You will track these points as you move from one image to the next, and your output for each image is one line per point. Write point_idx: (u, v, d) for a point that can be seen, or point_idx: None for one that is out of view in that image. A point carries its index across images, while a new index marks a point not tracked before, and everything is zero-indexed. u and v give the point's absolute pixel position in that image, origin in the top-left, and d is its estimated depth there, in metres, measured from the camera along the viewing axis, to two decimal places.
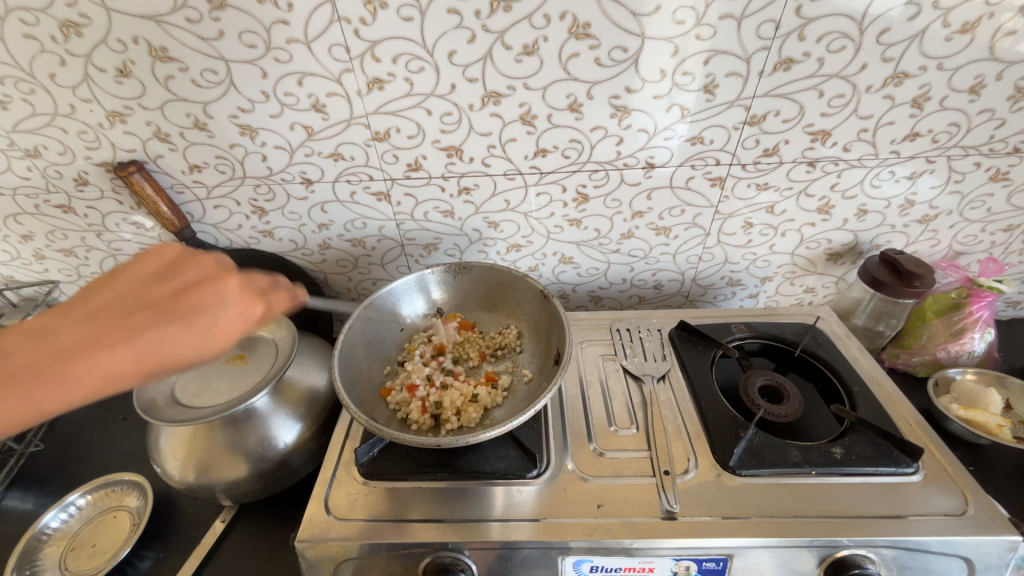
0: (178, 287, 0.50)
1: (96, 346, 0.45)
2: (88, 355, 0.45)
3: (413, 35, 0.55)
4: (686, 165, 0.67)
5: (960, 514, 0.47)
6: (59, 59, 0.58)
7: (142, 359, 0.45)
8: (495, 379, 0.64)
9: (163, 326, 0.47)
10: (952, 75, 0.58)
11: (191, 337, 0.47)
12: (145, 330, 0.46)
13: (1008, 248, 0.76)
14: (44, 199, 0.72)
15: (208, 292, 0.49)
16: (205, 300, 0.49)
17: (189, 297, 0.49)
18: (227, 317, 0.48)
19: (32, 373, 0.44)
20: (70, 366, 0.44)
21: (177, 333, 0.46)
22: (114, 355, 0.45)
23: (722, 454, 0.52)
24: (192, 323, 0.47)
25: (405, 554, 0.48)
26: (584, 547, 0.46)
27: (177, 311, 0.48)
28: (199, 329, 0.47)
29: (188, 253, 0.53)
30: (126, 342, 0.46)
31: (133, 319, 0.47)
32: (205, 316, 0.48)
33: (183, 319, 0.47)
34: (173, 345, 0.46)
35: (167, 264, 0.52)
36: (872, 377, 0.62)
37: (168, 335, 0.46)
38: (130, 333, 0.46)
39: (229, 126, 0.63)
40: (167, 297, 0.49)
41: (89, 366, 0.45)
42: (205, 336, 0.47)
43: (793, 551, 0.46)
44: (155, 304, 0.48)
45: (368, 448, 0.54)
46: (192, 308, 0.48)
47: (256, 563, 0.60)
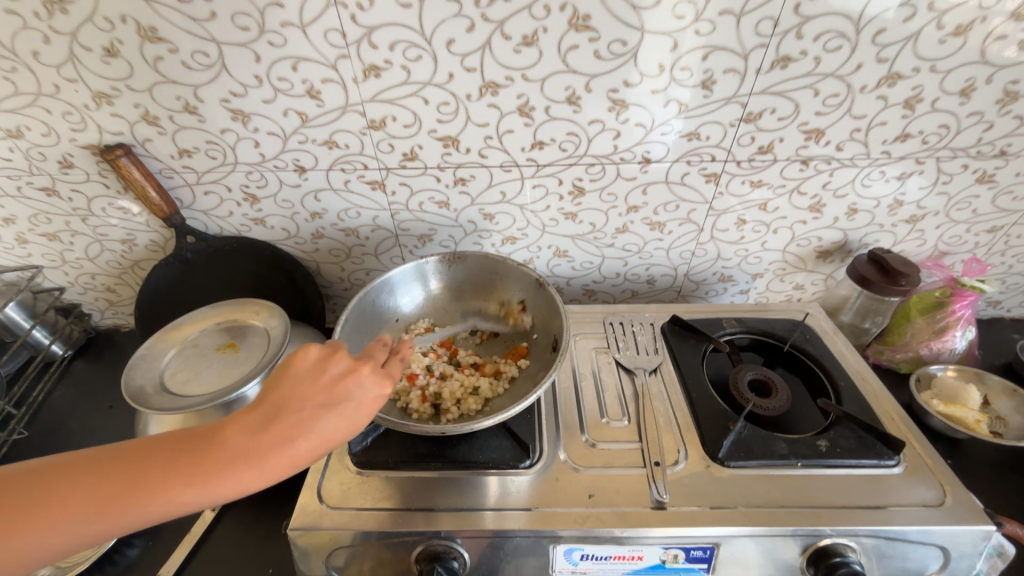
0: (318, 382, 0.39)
1: (248, 442, 0.36)
2: (247, 452, 0.36)
3: (411, 22, 0.54)
4: (682, 160, 0.67)
5: (938, 505, 0.49)
6: (42, 36, 0.56)
7: (309, 450, 0.37)
8: (497, 370, 0.64)
9: (313, 418, 0.37)
10: (944, 77, 0.58)
11: (344, 423, 0.39)
12: (294, 423, 0.37)
13: (991, 249, 0.78)
14: (27, 181, 0.70)
15: (348, 376, 0.40)
16: (346, 386, 0.39)
17: (330, 384, 0.39)
18: (372, 398, 0.40)
19: (190, 470, 0.35)
20: (228, 462, 0.35)
21: (327, 423, 0.38)
22: (273, 450, 0.36)
23: (711, 446, 0.53)
24: (341, 409, 0.39)
25: (398, 542, 0.48)
26: (574, 536, 0.47)
27: (320, 401, 0.38)
28: (349, 416, 0.39)
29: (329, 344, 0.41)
30: (275, 431, 0.36)
31: (275, 413, 0.37)
32: (348, 408, 0.39)
33: (335, 418, 0.38)
34: (329, 432, 0.38)
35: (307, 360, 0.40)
36: (857, 372, 0.64)
37: (317, 425, 0.37)
38: (284, 425, 0.37)
39: (221, 110, 0.62)
40: (303, 394, 0.38)
41: (251, 463, 0.36)
42: (359, 425, 0.40)
43: (778, 541, 0.47)
44: (294, 395, 0.38)
45: (362, 438, 0.54)
46: (339, 393, 0.39)
47: (246, 551, 0.60)
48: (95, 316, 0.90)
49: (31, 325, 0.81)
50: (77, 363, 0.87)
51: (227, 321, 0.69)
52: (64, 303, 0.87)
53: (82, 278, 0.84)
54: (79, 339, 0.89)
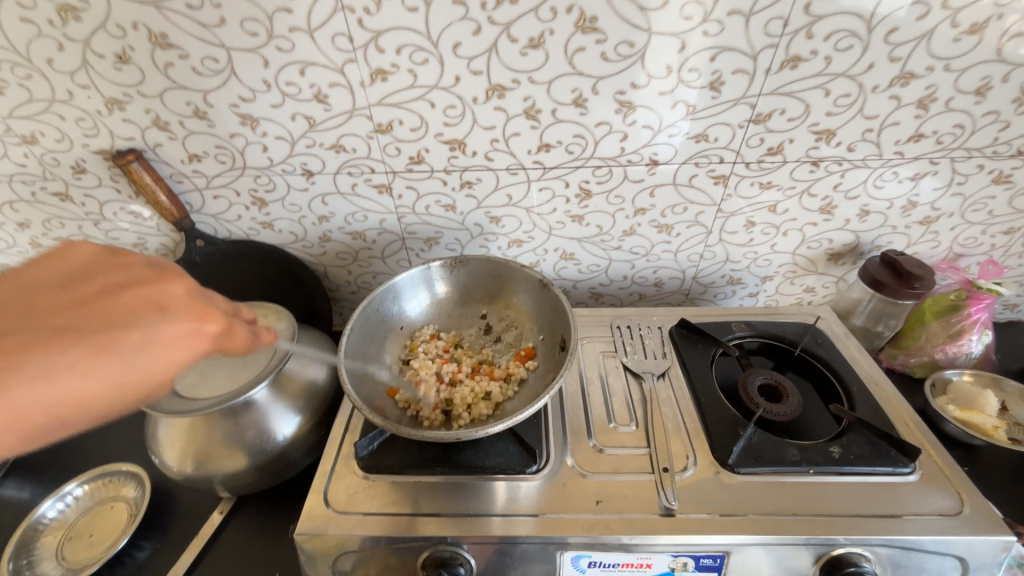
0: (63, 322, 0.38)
1: (30, 342, 0.37)
2: (39, 354, 0.36)
3: (417, 26, 0.55)
4: (690, 162, 0.66)
5: (956, 514, 0.47)
6: (56, 43, 0.57)
7: (98, 378, 0.37)
8: (506, 373, 0.63)
9: (118, 333, 0.38)
10: (958, 76, 0.57)
11: (154, 353, 0.39)
12: (110, 331, 0.38)
13: (1007, 251, 0.76)
14: (41, 186, 0.71)
15: (111, 291, 0.42)
16: (109, 301, 0.40)
17: (94, 322, 0.38)
18: (179, 330, 0.40)
19: None
20: (10, 361, 0.35)
21: (50, 367, 0.36)
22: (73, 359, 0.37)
23: (721, 452, 0.53)
24: (84, 353, 0.37)
25: (405, 548, 0.48)
26: (582, 543, 0.46)
27: (59, 339, 0.37)
28: (167, 346, 0.39)
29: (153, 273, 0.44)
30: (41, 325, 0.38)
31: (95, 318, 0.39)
32: (95, 353, 0.37)
33: (53, 359, 0.36)
34: (38, 384, 0.35)
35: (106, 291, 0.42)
36: (870, 377, 0.63)
37: (16, 368, 0.35)
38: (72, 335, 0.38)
39: (230, 115, 0.62)
40: (40, 331, 0.37)
41: (23, 370, 0.35)
42: (146, 371, 0.38)
43: (790, 549, 0.46)
44: (118, 303, 0.40)
45: (368, 442, 0.54)
46: (117, 309, 0.40)
47: (254, 554, 0.60)
48: None
49: None
50: None
51: None
52: None
53: None
54: None
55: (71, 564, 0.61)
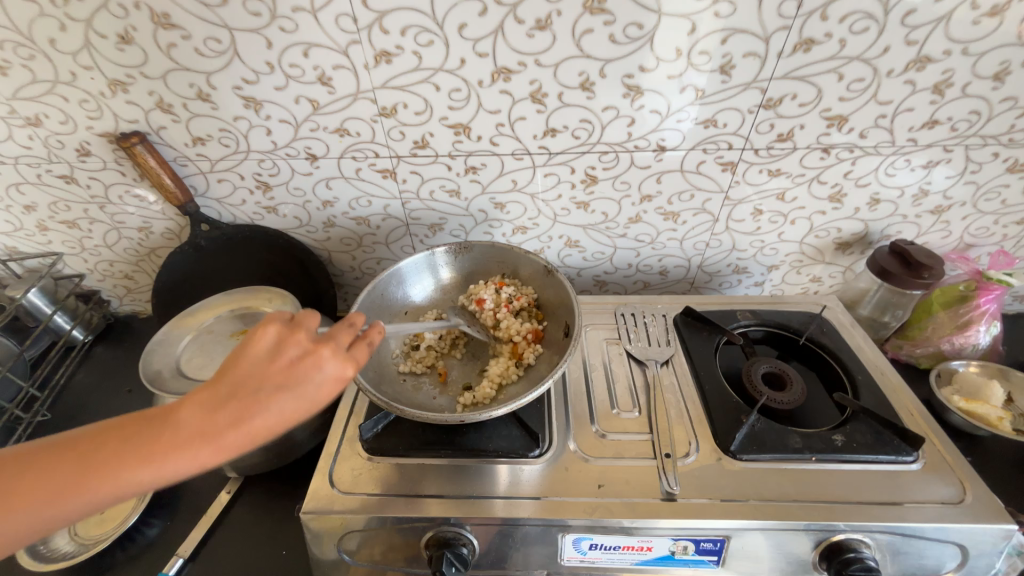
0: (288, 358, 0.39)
1: (193, 428, 0.36)
2: (197, 434, 0.35)
3: (422, 6, 0.54)
4: (698, 148, 0.65)
5: (958, 502, 0.48)
6: (58, 23, 0.56)
7: (252, 440, 0.37)
8: (515, 354, 0.63)
9: (260, 404, 0.37)
10: (976, 60, 0.56)
11: (306, 405, 0.39)
12: (240, 407, 0.37)
13: (1020, 241, 0.75)
14: (46, 168, 0.71)
15: (310, 356, 0.40)
16: (309, 365, 0.40)
17: (286, 369, 0.39)
18: (333, 378, 0.40)
19: (211, 418, 0.36)
20: (178, 443, 0.35)
21: (282, 404, 0.38)
22: (226, 436, 0.36)
23: (723, 439, 0.53)
24: (300, 390, 0.38)
25: (408, 528, 0.49)
26: (583, 525, 0.47)
27: (276, 384, 0.38)
28: (308, 396, 0.39)
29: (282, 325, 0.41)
30: (208, 459, 0.35)
31: (225, 400, 0.37)
32: (292, 394, 0.38)
33: (270, 405, 0.37)
34: (279, 415, 0.37)
35: (271, 347, 0.40)
36: (875, 366, 0.62)
37: (269, 408, 0.37)
38: (232, 417, 0.36)
39: (233, 98, 0.62)
40: (263, 369, 0.39)
41: (191, 450, 0.35)
42: (317, 407, 0.39)
43: (790, 535, 0.47)
44: (254, 374, 0.38)
45: (373, 425, 0.54)
46: (295, 376, 0.39)
47: (261, 533, 0.61)
48: (114, 302, 0.92)
49: (53, 310, 0.84)
50: (97, 348, 0.90)
51: (242, 307, 0.70)
52: (84, 290, 0.89)
53: (101, 265, 0.86)
54: (99, 325, 0.91)
55: (83, 540, 0.62)
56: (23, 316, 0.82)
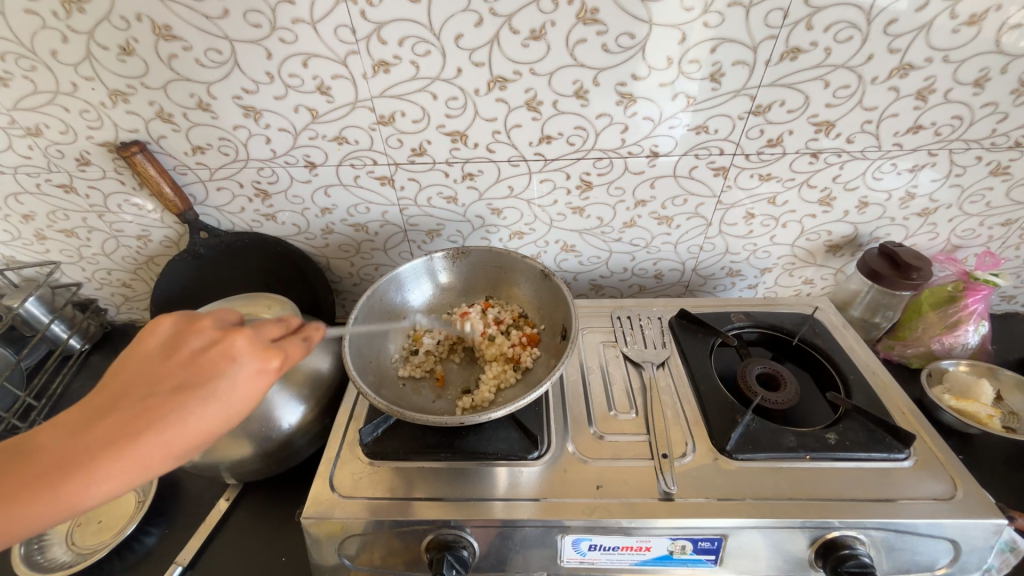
0: (191, 356, 0.40)
1: (99, 439, 0.36)
2: (105, 444, 0.36)
3: (420, 18, 0.55)
4: (690, 154, 0.67)
5: (949, 498, 0.48)
6: (60, 35, 0.57)
7: (165, 447, 0.37)
8: (512, 359, 0.63)
9: (166, 407, 0.37)
10: (957, 67, 0.58)
11: (218, 405, 0.38)
12: (146, 412, 0.37)
13: (1005, 242, 0.77)
14: (45, 178, 0.71)
15: (215, 350, 0.40)
16: (213, 360, 0.40)
17: (193, 366, 0.39)
18: (250, 373, 0.40)
19: (115, 428, 0.37)
20: (87, 455, 0.36)
21: (192, 404, 0.38)
22: (133, 444, 0.36)
23: (719, 439, 0.54)
24: (209, 387, 0.38)
25: (409, 532, 0.49)
26: (582, 526, 0.47)
27: (181, 382, 0.39)
28: (217, 394, 0.38)
29: (187, 320, 0.43)
30: (118, 467, 0.36)
31: (130, 406, 0.38)
32: (205, 390, 0.38)
33: (183, 402, 0.38)
34: (193, 416, 0.38)
35: (174, 346, 0.41)
36: (867, 366, 0.63)
37: (180, 408, 0.37)
38: (139, 425, 0.37)
39: (233, 107, 0.63)
40: (168, 372, 0.39)
41: (98, 463, 0.36)
42: (235, 402, 0.39)
43: (786, 533, 0.47)
44: (158, 376, 0.39)
45: (373, 429, 0.55)
46: (202, 373, 0.39)
47: (260, 540, 0.61)
48: (111, 311, 0.92)
49: (49, 319, 0.83)
50: (94, 356, 0.90)
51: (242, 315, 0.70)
52: (81, 298, 0.89)
53: (99, 273, 0.86)
54: (96, 334, 0.91)
55: (81, 549, 0.62)
56: (20, 325, 0.82)
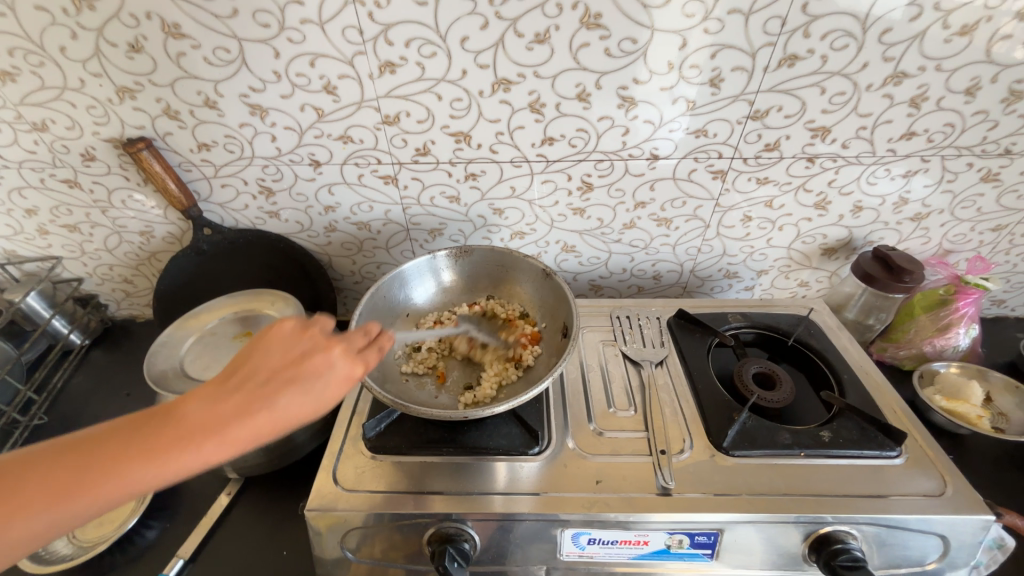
0: (298, 355, 0.43)
1: (210, 415, 0.38)
2: (213, 423, 0.37)
3: (426, 20, 0.56)
4: (689, 157, 0.68)
5: (939, 494, 0.50)
6: (69, 32, 0.57)
7: (264, 431, 0.39)
8: (514, 357, 0.64)
9: (274, 394, 0.40)
10: (949, 76, 0.59)
11: (317, 399, 0.41)
12: (254, 397, 0.39)
13: (995, 248, 0.78)
14: (50, 173, 0.72)
15: (320, 353, 0.43)
16: (319, 361, 0.43)
17: (299, 362, 0.42)
18: (345, 376, 0.43)
19: (226, 410, 0.38)
20: (195, 430, 0.37)
21: (298, 396, 0.40)
22: (241, 422, 0.38)
23: (716, 436, 0.55)
24: (314, 384, 0.41)
25: (411, 525, 0.50)
26: (581, 520, 0.48)
27: (289, 375, 0.41)
28: (320, 390, 0.41)
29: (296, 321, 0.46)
30: (222, 444, 0.37)
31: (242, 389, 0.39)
32: (310, 385, 0.41)
33: (287, 393, 0.40)
34: (296, 407, 0.40)
35: (285, 341, 0.43)
36: (860, 366, 0.65)
37: (286, 399, 0.40)
38: (244, 408, 0.39)
39: (239, 105, 0.63)
40: (280, 365, 0.41)
41: (208, 437, 0.37)
42: (329, 400, 0.42)
43: (780, 527, 0.48)
44: (269, 367, 0.41)
45: (375, 424, 0.55)
46: (308, 369, 0.42)
47: (261, 533, 0.61)
48: (112, 306, 0.93)
49: (51, 314, 0.84)
50: (94, 351, 0.90)
51: (244, 310, 0.70)
52: (82, 294, 0.89)
53: (100, 269, 0.86)
54: (97, 329, 0.91)
55: (82, 542, 0.62)
56: (20, 320, 0.82)
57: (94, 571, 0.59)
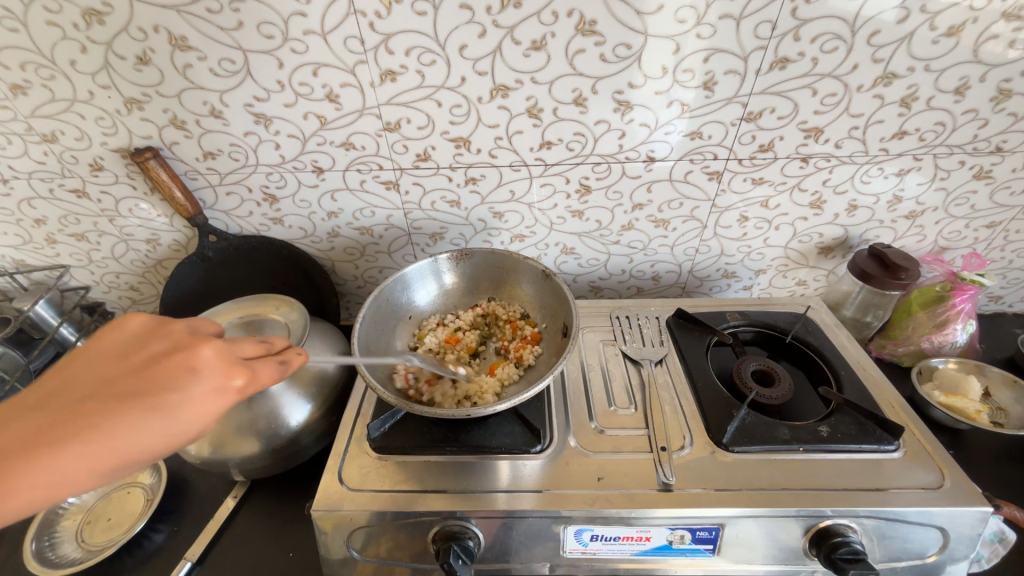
0: (140, 361, 0.40)
1: (44, 427, 0.36)
2: (38, 444, 0.35)
3: (426, 29, 0.57)
4: (685, 159, 0.69)
5: (937, 487, 0.50)
6: (80, 46, 0.59)
7: (109, 453, 0.36)
8: (515, 357, 0.65)
9: (106, 412, 0.37)
10: (939, 76, 0.61)
11: (169, 420, 0.37)
12: (94, 413, 0.36)
13: (990, 244, 0.79)
14: (59, 183, 0.73)
15: (178, 357, 0.39)
16: (176, 369, 0.39)
17: (142, 370, 0.39)
18: (208, 390, 0.39)
19: (43, 427, 0.36)
20: (27, 445, 0.35)
21: (141, 415, 0.37)
22: (76, 439, 0.35)
23: (716, 432, 0.55)
24: (163, 399, 0.38)
25: (416, 523, 0.50)
26: (583, 516, 0.49)
27: (125, 387, 0.38)
28: (171, 407, 0.38)
29: (155, 320, 0.43)
30: (56, 468, 0.35)
31: (88, 400, 0.37)
32: (161, 400, 0.38)
33: (135, 411, 0.37)
34: (140, 429, 0.37)
35: (121, 345, 0.41)
36: (858, 362, 0.65)
37: (128, 418, 0.37)
38: (79, 429, 0.36)
39: (244, 114, 0.65)
40: (99, 373, 0.39)
41: (35, 455, 0.34)
42: (185, 418, 0.38)
43: (781, 522, 0.49)
44: (114, 375, 0.39)
45: (380, 424, 0.56)
46: (162, 379, 0.38)
47: (268, 535, 0.62)
48: (118, 313, 0.94)
49: (59, 322, 0.85)
50: None
51: (250, 314, 0.69)
52: (89, 302, 0.90)
53: (107, 277, 0.87)
54: None
55: (90, 546, 0.63)
56: (29, 328, 0.83)
57: (103, 574, 0.60)
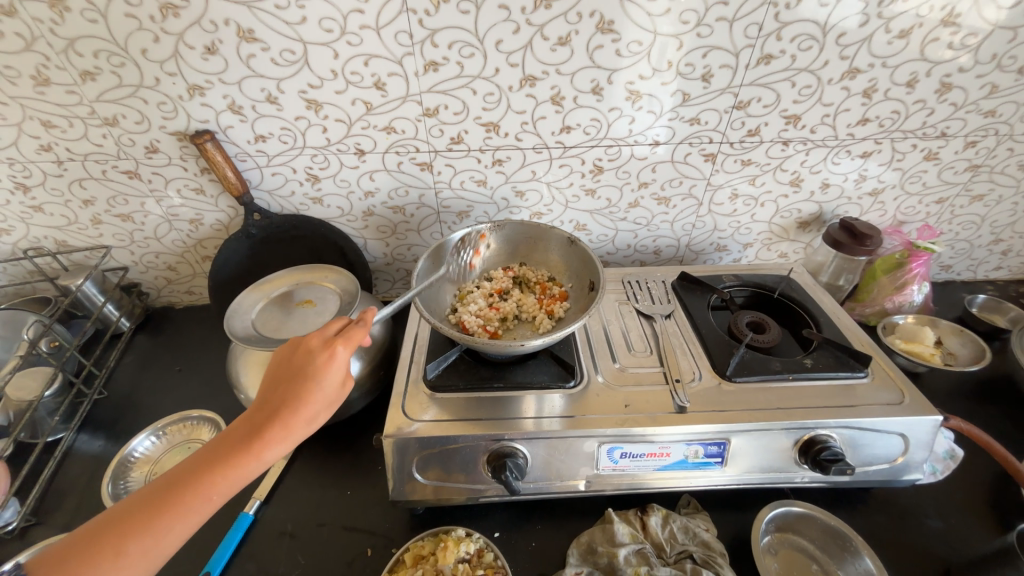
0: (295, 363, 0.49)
1: (247, 430, 0.46)
2: (258, 431, 0.46)
3: (467, 25, 0.66)
4: (685, 142, 0.80)
5: (898, 403, 0.61)
6: (152, 36, 0.65)
7: (302, 418, 0.47)
8: (547, 311, 0.74)
9: (294, 392, 0.47)
10: (894, 71, 0.73)
11: (324, 390, 0.48)
12: (273, 409, 0.47)
13: (940, 218, 0.93)
14: (113, 164, 0.79)
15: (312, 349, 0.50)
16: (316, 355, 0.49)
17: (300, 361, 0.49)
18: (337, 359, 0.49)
19: (259, 421, 0.46)
20: (246, 442, 0.45)
21: (311, 388, 0.47)
22: (272, 429, 0.46)
23: (721, 366, 0.66)
24: (315, 375, 0.48)
25: (471, 447, 0.58)
26: (614, 436, 0.58)
27: (296, 375, 0.48)
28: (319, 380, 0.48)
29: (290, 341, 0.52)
30: (276, 438, 0.46)
31: (269, 402, 0.48)
32: (317, 373, 0.48)
33: (307, 389, 0.47)
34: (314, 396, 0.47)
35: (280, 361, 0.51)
36: (834, 311, 0.77)
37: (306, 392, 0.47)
38: (278, 414, 0.46)
39: (298, 100, 0.72)
40: (282, 376, 0.49)
41: (255, 441, 0.45)
42: (330, 383, 0.48)
43: (774, 435, 0.59)
44: (279, 380, 0.49)
45: (436, 366, 0.65)
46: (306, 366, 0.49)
47: (326, 479, 0.69)
48: (152, 293, 0.99)
49: (104, 300, 0.90)
50: (139, 336, 0.96)
51: (301, 281, 0.76)
52: (127, 281, 0.95)
53: (147, 257, 0.92)
54: (141, 315, 0.98)
55: None
56: (77, 306, 0.88)
57: None
